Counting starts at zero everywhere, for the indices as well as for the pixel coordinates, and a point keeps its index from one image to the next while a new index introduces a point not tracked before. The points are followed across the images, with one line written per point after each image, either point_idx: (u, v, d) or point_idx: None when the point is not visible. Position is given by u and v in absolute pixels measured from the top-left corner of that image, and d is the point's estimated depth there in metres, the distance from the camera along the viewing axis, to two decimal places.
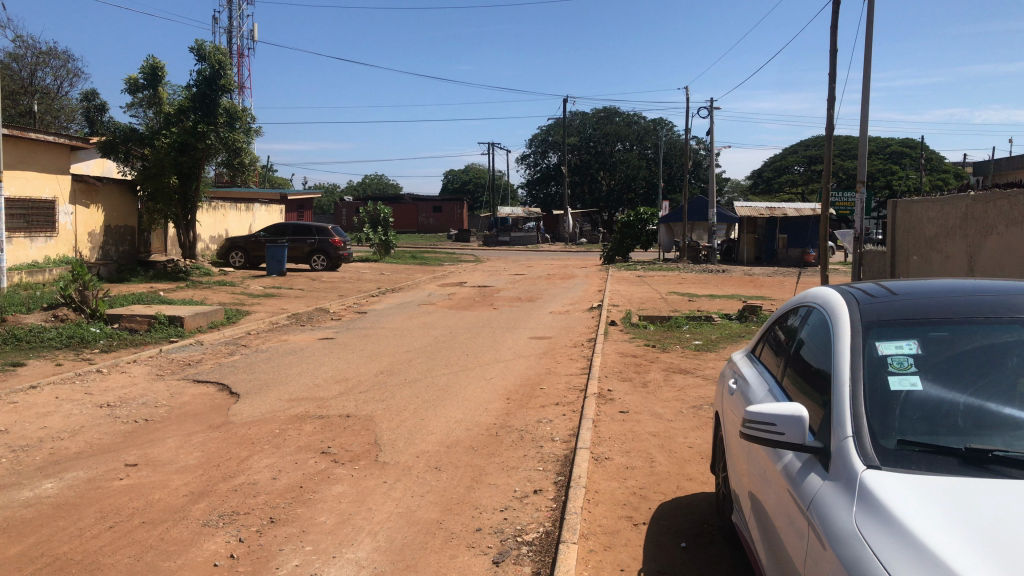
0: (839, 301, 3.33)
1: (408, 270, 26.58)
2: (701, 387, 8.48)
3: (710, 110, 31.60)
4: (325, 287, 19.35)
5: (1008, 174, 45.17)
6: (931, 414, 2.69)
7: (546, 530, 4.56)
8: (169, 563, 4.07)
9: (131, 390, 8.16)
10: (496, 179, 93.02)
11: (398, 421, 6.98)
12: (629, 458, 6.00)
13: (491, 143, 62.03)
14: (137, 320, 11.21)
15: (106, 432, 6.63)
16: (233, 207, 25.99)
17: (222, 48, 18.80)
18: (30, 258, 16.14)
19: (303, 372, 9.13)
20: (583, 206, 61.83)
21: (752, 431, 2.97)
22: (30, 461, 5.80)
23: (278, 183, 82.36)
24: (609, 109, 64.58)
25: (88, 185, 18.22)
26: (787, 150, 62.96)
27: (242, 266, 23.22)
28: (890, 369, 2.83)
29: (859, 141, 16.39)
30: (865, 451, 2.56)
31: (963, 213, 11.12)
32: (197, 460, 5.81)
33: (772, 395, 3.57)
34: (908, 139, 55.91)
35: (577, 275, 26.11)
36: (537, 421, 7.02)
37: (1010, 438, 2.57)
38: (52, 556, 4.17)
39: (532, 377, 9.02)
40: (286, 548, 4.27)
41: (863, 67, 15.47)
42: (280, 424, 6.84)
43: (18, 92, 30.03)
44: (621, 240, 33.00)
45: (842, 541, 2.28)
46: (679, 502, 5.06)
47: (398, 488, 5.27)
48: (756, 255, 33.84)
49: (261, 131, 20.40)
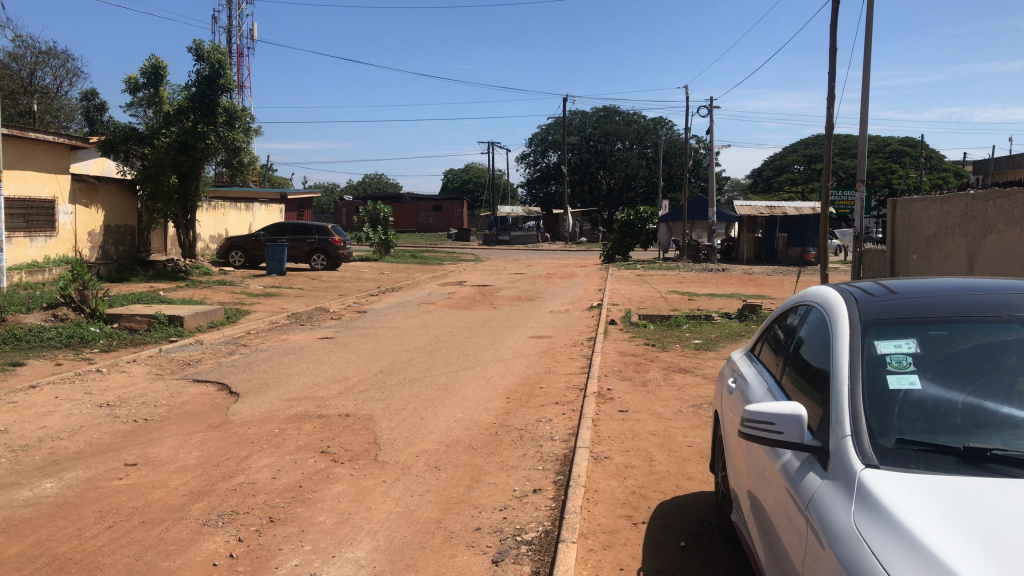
0: (838, 300, 3.32)
1: (407, 270, 26.58)
2: (700, 386, 8.47)
3: (710, 109, 31.60)
4: (324, 287, 19.33)
5: (1008, 172, 45.11)
6: (930, 413, 2.69)
7: (545, 530, 4.56)
8: (168, 563, 4.07)
9: (131, 390, 8.15)
10: (497, 179, 93.04)
11: (397, 421, 6.97)
12: (629, 457, 5.99)
13: (490, 142, 62.08)
14: (137, 320, 11.21)
15: (106, 431, 6.63)
16: (232, 206, 25.97)
17: (221, 48, 18.79)
18: (30, 257, 16.13)
19: (302, 372, 9.12)
20: (583, 205, 61.83)
21: (751, 430, 2.96)
22: (30, 461, 5.80)
23: (278, 183, 82.53)
24: (608, 108, 64.56)
25: (87, 184, 18.21)
26: (787, 150, 62.95)
27: (242, 265, 23.20)
28: (889, 368, 2.83)
29: (858, 140, 16.37)
30: (863, 450, 2.56)
31: (963, 212, 11.13)
32: (196, 460, 5.80)
33: (772, 394, 3.56)
34: (908, 138, 55.89)
35: (577, 274, 26.07)
36: (537, 421, 7.02)
37: (1008, 437, 2.57)
38: (51, 555, 4.17)
39: (532, 376, 9.01)
40: (285, 547, 4.27)
41: (863, 66, 15.48)
42: (279, 424, 6.84)
43: (17, 91, 30.04)
44: (621, 239, 32.98)
45: (840, 541, 2.28)
46: (679, 501, 5.06)
47: (397, 488, 5.27)
48: (756, 254, 33.85)
49: (261, 131, 20.40)
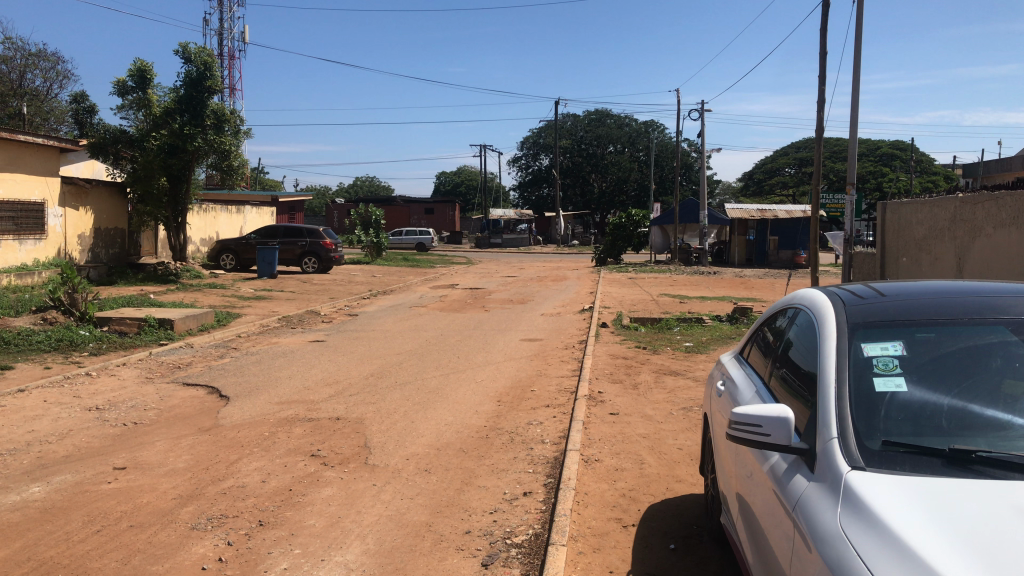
0: (826, 303, 3.35)
1: (399, 272, 26.68)
2: (691, 388, 8.55)
3: (701, 113, 32.06)
4: (318, 290, 19.40)
5: (995, 176, 44.75)
6: (915, 415, 2.71)
7: (535, 532, 4.57)
8: (156, 566, 4.06)
9: (120, 394, 8.09)
10: (489, 182, 93.68)
11: (388, 424, 6.97)
12: (619, 459, 6.02)
13: (484, 146, 62.87)
14: (127, 322, 11.18)
15: (94, 435, 6.58)
16: (223, 209, 25.94)
17: (208, 49, 18.84)
18: (18, 260, 16.01)
19: (293, 375, 9.12)
20: (575, 208, 61.97)
21: (738, 432, 2.97)
22: (17, 465, 5.76)
23: (270, 186, 84.04)
24: (601, 111, 64.85)
25: (77, 187, 18.14)
26: (778, 153, 63.38)
27: (232, 268, 23.08)
28: (875, 370, 2.86)
29: (850, 141, 16.43)
30: (850, 451, 2.58)
31: (952, 215, 11.22)
32: (185, 464, 5.79)
33: (759, 396, 3.60)
34: (898, 142, 56.16)
35: (569, 277, 26.36)
36: (528, 424, 7.02)
37: (993, 439, 2.60)
38: (39, 559, 4.14)
39: (523, 379, 9.06)
40: (274, 551, 4.26)
41: (855, 70, 15.53)
42: (270, 428, 6.81)
43: (7, 94, 29.91)
44: (614, 242, 33.29)
45: (826, 542, 2.30)
46: (670, 502, 5.10)
47: (387, 491, 5.27)
48: (748, 257, 34.07)
49: (251, 133, 20.29)
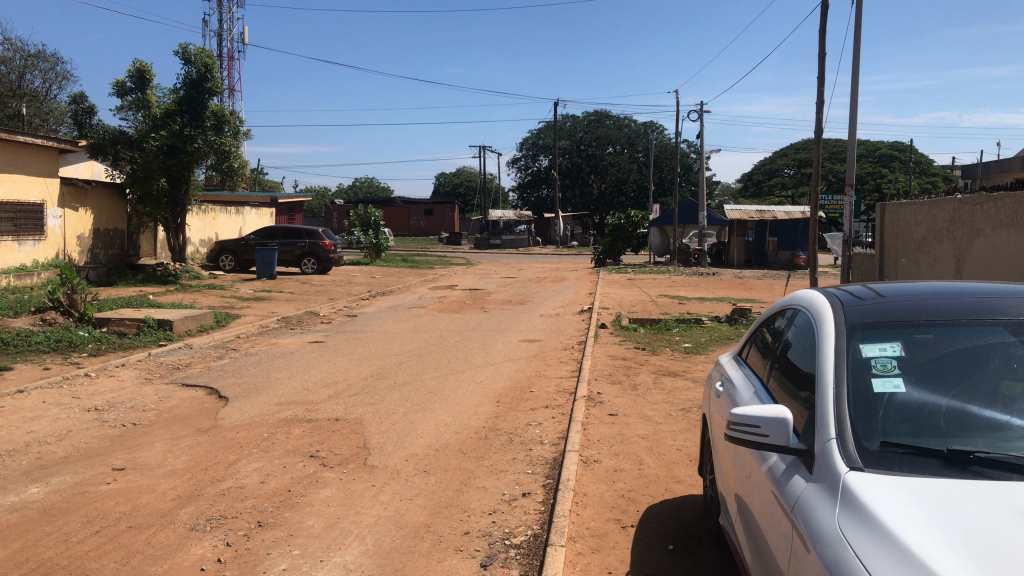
0: (824, 304, 3.36)
1: (398, 273, 26.67)
2: (689, 389, 8.54)
3: (700, 115, 32.08)
4: (317, 291, 19.38)
5: (994, 177, 44.82)
6: (914, 416, 2.72)
7: (534, 533, 4.57)
8: (155, 567, 4.06)
9: (119, 395, 8.08)
10: (488, 183, 93.66)
11: (387, 425, 6.97)
12: (618, 460, 6.02)
13: (483, 147, 62.98)
14: (126, 323, 11.19)
15: (92, 436, 6.58)
16: (222, 210, 25.92)
17: (208, 50, 18.81)
18: (18, 261, 16.01)
19: (292, 376, 9.11)
20: (574, 209, 61.95)
21: (737, 433, 2.97)
22: (16, 466, 5.76)
23: (270, 186, 84.03)
24: (600, 113, 64.90)
25: (77, 188, 18.15)
26: (777, 154, 63.45)
27: (231, 269, 23.06)
28: (874, 371, 2.86)
29: (848, 142, 16.43)
30: (848, 452, 2.58)
31: (951, 216, 11.21)
32: (184, 464, 5.78)
33: (758, 396, 3.60)
34: (897, 144, 56.23)
35: (569, 278, 26.36)
36: (526, 425, 7.01)
37: (990, 440, 2.60)
38: (37, 560, 4.15)
39: (522, 380, 9.05)
40: (273, 552, 4.26)
41: (854, 71, 15.54)
42: (268, 429, 6.80)
43: (6, 95, 29.87)
44: (613, 243, 33.27)
45: (825, 542, 2.30)
46: (669, 503, 5.10)
47: (386, 491, 5.27)
48: (747, 258, 34.08)
49: (250, 134, 20.28)
